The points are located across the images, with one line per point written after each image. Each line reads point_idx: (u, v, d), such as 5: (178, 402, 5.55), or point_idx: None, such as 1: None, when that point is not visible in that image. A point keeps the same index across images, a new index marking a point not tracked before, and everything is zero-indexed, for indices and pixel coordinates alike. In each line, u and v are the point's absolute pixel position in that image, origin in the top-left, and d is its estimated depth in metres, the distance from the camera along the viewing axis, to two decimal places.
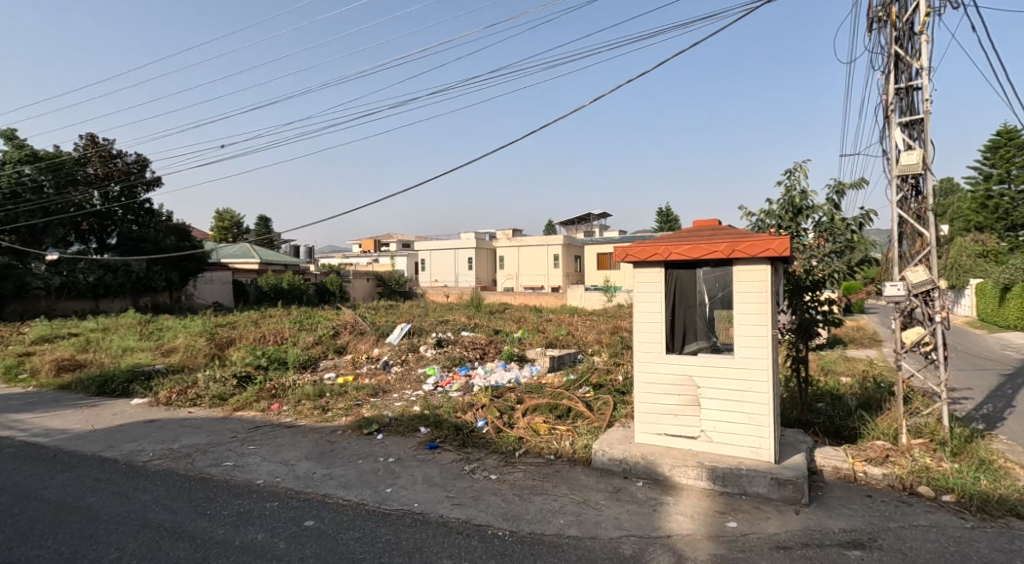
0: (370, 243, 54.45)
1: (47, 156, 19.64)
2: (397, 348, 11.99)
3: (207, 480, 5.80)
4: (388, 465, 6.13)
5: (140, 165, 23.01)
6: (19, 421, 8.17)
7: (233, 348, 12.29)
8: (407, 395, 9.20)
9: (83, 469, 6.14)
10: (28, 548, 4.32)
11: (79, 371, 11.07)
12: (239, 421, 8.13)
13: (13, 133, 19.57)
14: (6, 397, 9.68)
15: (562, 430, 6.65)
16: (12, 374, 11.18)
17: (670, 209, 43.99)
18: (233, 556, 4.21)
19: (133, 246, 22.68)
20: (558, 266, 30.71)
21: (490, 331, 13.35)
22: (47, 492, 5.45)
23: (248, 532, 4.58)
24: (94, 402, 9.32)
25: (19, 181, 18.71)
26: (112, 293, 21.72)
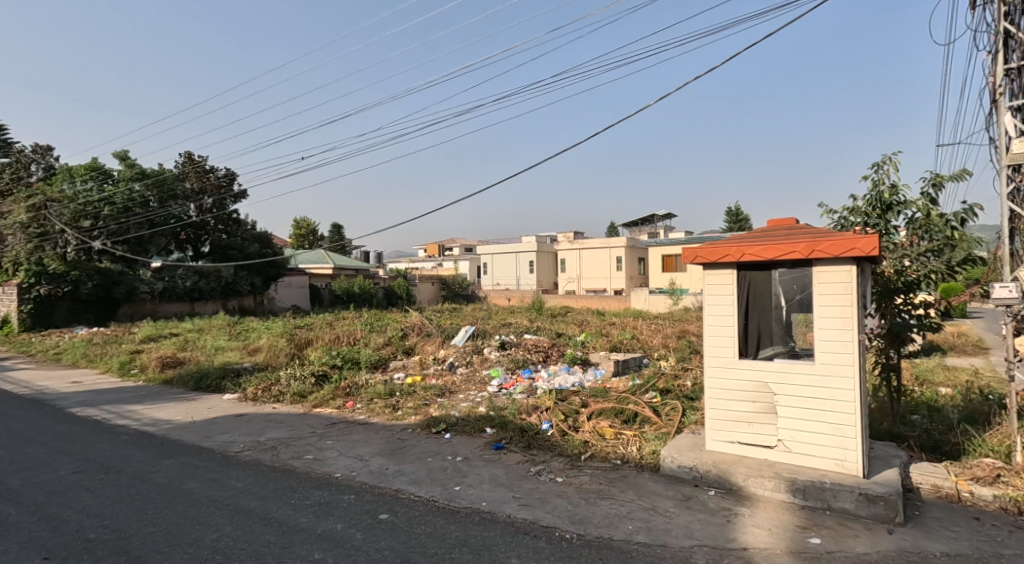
0: (433, 247, 55.70)
1: (153, 173, 21.45)
2: (462, 349, 12.20)
3: (290, 471, 6.10)
4: (456, 464, 6.24)
5: (230, 178, 24.48)
6: (131, 411, 8.89)
7: (311, 348, 12.85)
8: (473, 396, 9.35)
9: (184, 457, 6.60)
10: (142, 525, 4.69)
11: (180, 368, 11.89)
12: (317, 418, 8.50)
13: (126, 154, 21.50)
14: (117, 389, 10.55)
15: (629, 435, 6.58)
16: (125, 368, 12.18)
17: (740, 208, 42.37)
18: (315, 544, 4.40)
19: (223, 253, 24.15)
20: (621, 269, 30.31)
21: (553, 334, 13.35)
22: (154, 475, 5.89)
23: (328, 522, 4.78)
24: (190, 397, 9.99)
25: (131, 197, 20.47)
26: (205, 295, 23.14)
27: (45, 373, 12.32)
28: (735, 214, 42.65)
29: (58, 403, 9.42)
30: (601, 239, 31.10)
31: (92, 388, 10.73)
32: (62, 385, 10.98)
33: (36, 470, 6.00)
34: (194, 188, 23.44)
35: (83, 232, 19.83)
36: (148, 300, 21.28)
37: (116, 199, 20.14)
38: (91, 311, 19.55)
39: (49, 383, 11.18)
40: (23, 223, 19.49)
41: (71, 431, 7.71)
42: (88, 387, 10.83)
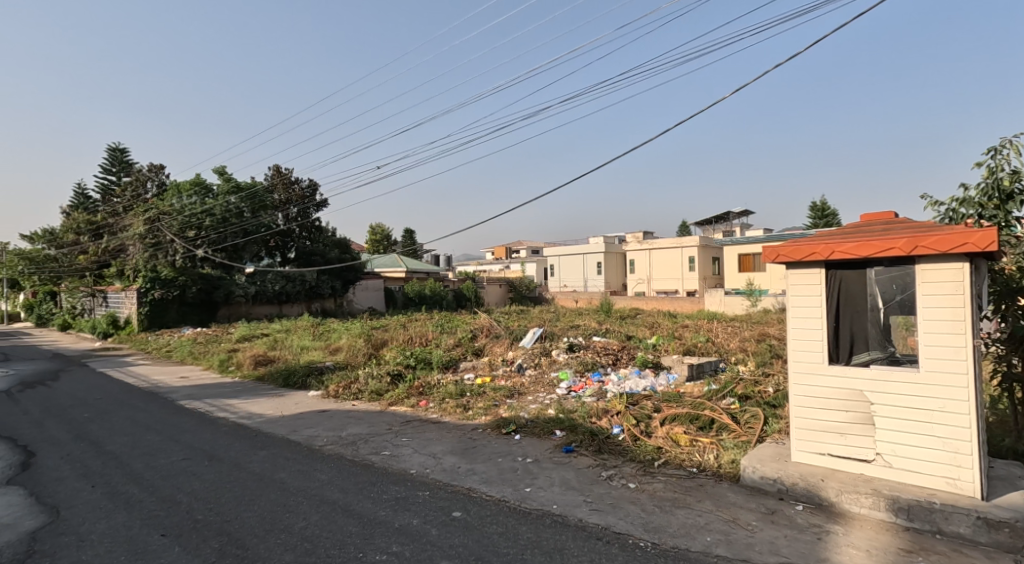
0: (501, 250, 56.15)
1: (246, 186, 22.91)
2: (531, 350, 12.15)
3: (368, 466, 6.25)
4: (527, 465, 6.18)
5: (313, 190, 25.70)
6: (229, 405, 9.44)
7: (387, 348, 13.20)
8: (542, 398, 9.28)
9: (274, 448, 6.92)
10: (242, 510, 5.02)
11: (271, 366, 12.54)
12: (392, 415, 8.70)
13: (223, 169, 23.06)
14: (217, 384, 11.27)
15: (705, 443, 6.30)
16: (223, 365, 13.00)
17: (824, 203, 40.02)
18: (393, 537, 4.48)
19: (307, 259, 25.17)
20: (693, 269, 29.36)
21: (623, 336, 13.06)
22: (248, 466, 6.22)
23: (404, 517, 4.85)
24: (280, 392, 10.52)
25: (228, 209, 21.94)
26: (291, 298, 24.26)
27: (158, 368, 13.36)
28: (819, 208, 40.13)
29: (169, 395, 10.17)
30: (672, 239, 30.23)
31: (197, 383, 11.52)
32: (172, 379, 11.87)
33: (152, 456, 6.55)
34: (281, 199, 24.91)
35: (189, 240, 21.48)
36: (243, 303, 22.53)
37: (215, 210, 21.65)
38: (195, 314, 21.01)
39: (161, 377, 12.12)
40: (141, 234, 21.68)
41: (178, 420, 8.29)
42: (192, 381, 11.64)
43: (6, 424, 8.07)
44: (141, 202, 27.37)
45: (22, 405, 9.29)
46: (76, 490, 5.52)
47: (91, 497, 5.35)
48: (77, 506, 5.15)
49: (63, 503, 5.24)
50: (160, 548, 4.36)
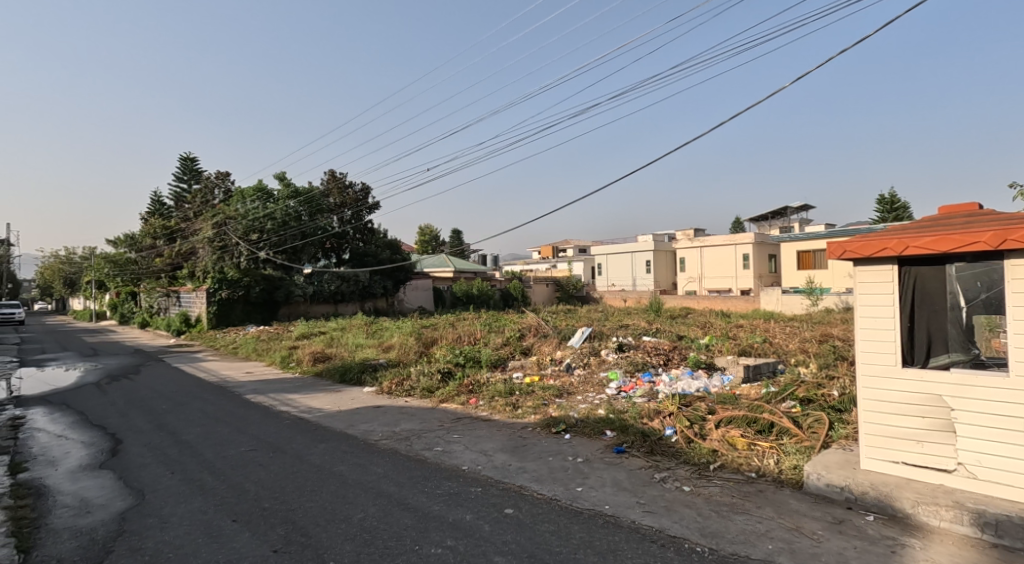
0: (547, 249, 56.08)
1: (304, 191, 24.00)
2: (579, 350, 12.05)
3: (423, 461, 6.30)
4: (577, 465, 6.11)
5: (365, 193, 26.04)
6: (290, 399, 9.77)
7: (437, 346, 13.35)
8: (591, 398, 9.18)
9: (334, 441, 7.08)
10: (304, 499, 5.15)
11: (329, 362, 12.90)
12: (443, 412, 8.77)
13: (283, 174, 24.25)
14: (279, 379, 11.69)
15: (764, 446, 6.08)
16: (284, 360, 13.48)
17: (894, 194, 37.92)
18: (446, 531, 4.51)
19: (359, 260, 25.69)
20: (747, 266, 28.48)
21: (674, 336, 12.76)
22: (310, 458, 6.40)
23: (458, 512, 4.88)
24: (336, 388, 10.78)
25: (288, 212, 23.06)
26: (346, 298, 24.82)
27: (226, 363, 13.99)
28: (888, 201, 38.04)
29: (236, 389, 10.60)
30: (724, 236, 29.46)
31: (261, 378, 11.98)
32: (238, 374, 12.39)
33: (223, 446, 6.82)
34: (335, 203, 25.29)
35: (253, 243, 22.61)
36: (302, 302, 23.18)
37: (276, 214, 22.81)
38: (258, 313, 21.84)
39: (229, 372, 12.69)
40: (210, 238, 23.09)
41: (246, 413, 8.62)
42: (257, 376, 12.12)
43: (92, 413, 8.59)
44: (209, 208, 28.80)
45: (108, 395, 9.89)
46: (157, 475, 5.81)
47: (171, 482, 5.62)
48: (159, 490, 5.42)
49: (147, 487, 5.52)
50: (233, 532, 4.52)
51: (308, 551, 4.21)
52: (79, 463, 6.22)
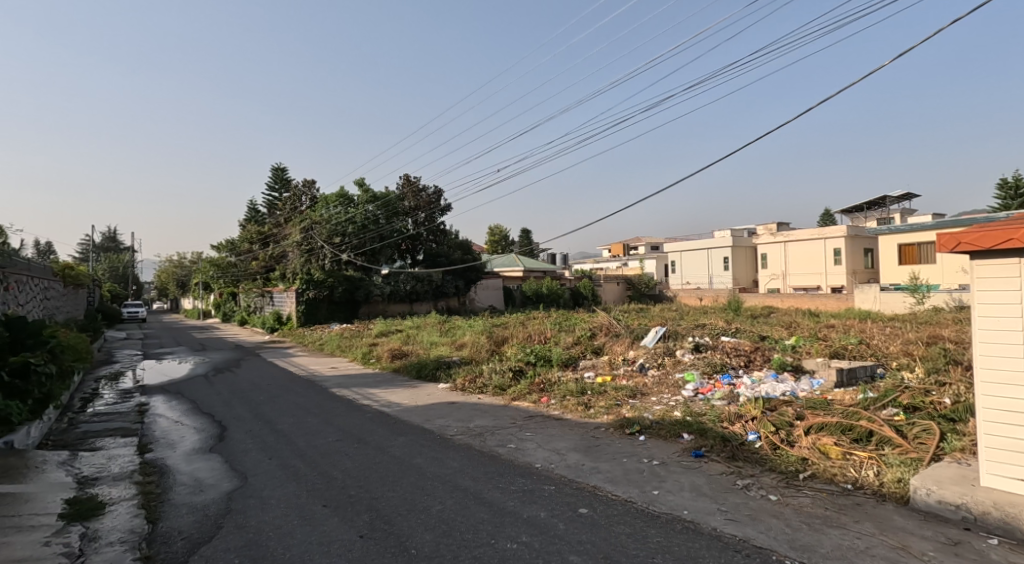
0: (618, 247, 55.21)
1: (381, 195, 24.88)
2: (653, 350, 11.69)
3: (496, 458, 6.28)
4: (653, 467, 5.90)
5: (438, 195, 26.53)
6: (370, 393, 10.07)
7: (508, 345, 13.37)
8: (667, 400, 8.89)
9: (412, 435, 7.20)
10: (386, 489, 5.25)
11: (407, 359, 13.20)
12: (516, 410, 8.74)
13: (362, 180, 25.29)
14: (360, 374, 12.11)
15: (862, 457, 5.62)
16: (365, 356, 13.98)
17: (1016, 179, 34.36)
18: (522, 526, 4.47)
19: (432, 260, 26.20)
20: (839, 262, 26.84)
21: (756, 336, 12.12)
22: (390, 449, 6.54)
23: (532, 509, 4.83)
24: (413, 384, 11.01)
25: (368, 216, 23.93)
26: (420, 296, 25.29)
27: (314, 358, 14.68)
28: (1011, 187, 34.61)
29: (322, 383, 11.06)
30: (812, 230, 27.87)
31: (344, 372, 12.47)
32: (324, 369, 12.96)
33: (312, 435, 7.10)
34: (410, 206, 25.78)
35: (337, 246, 23.76)
36: (380, 301, 23.93)
37: (356, 219, 23.70)
38: (341, 311, 22.77)
39: (315, 367, 13.30)
40: (298, 242, 24.54)
41: (331, 405, 8.96)
42: (341, 371, 12.63)
43: (201, 401, 9.20)
44: (296, 213, 30.40)
45: (213, 386, 10.62)
46: (258, 460, 6.13)
47: (269, 466, 5.91)
48: (260, 474, 5.71)
49: (249, 470, 5.83)
50: (323, 516, 4.68)
51: (391, 539, 4.28)
52: (192, 447, 6.66)
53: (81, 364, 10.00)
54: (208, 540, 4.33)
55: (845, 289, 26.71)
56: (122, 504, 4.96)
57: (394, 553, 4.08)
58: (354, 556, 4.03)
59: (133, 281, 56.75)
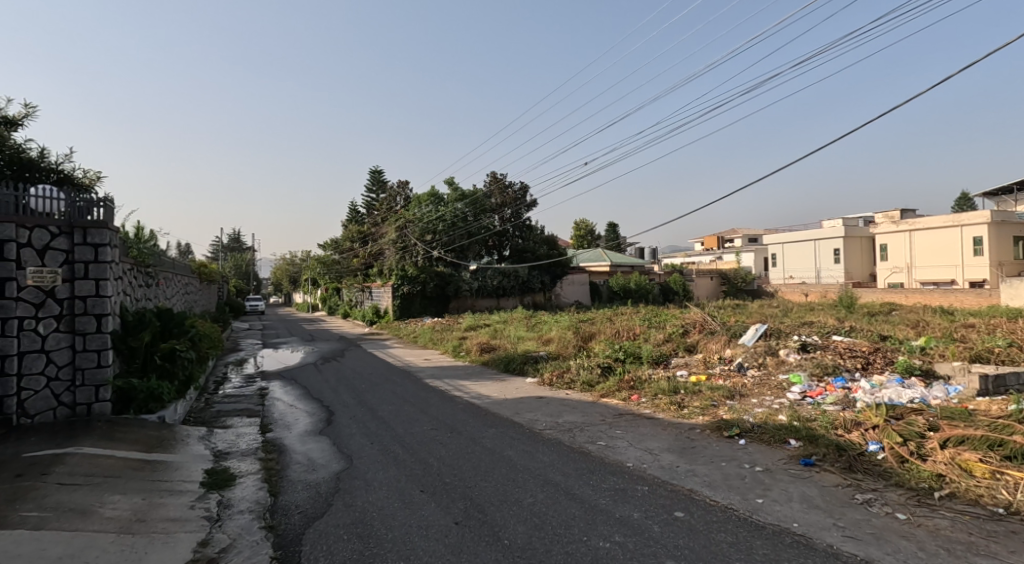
0: (711, 240, 52.91)
1: (469, 193, 25.32)
2: (753, 349, 10.90)
3: (586, 454, 6.05)
4: (756, 474, 5.44)
5: (523, 192, 26.31)
6: (460, 385, 10.16)
7: (596, 340, 13.04)
8: (770, 402, 8.26)
9: (502, 427, 7.12)
10: (479, 479, 5.17)
11: (495, 352, 13.24)
12: (605, 407, 8.45)
13: (451, 179, 25.87)
14: (452, 366, 12.31)
15: (1016, 477, 4.86)
16: (455, 348, 14.21)
17: None
18: (615, 526, 4.24)
19: (519, 256, 26.14)
20: (978, 253, 24.11)
21: (875, 336, 11.00)
22: (482, 440, 6.49)
23: (626, 508, 4.57)
24: (502, 377, 11.01)
25: (457, 214, 24.65)
26: (507, 291, 25.29)
27: (408, 350, 15.14)
28: None
29: (417, 374, 11.31)
30: (945, 217, 25.21)
31: (437, 364, 12.73)
32: (418, 360, 13.29)
33: (408, 423, 7.19)
34: (497, 203, 25.89)
35: (428, 243, 24.57)
36: (469, 296, 24.34)
37: (446, 217, 24.46)
38: (433, 306, 23.59)
39: (410, 358, 13.68)
40: (393, 240, 25.58)
41: (426, 395, 9.11)
42: (434, 363, 12.90)
43: (311, 388, 9.65)
44: (393, 213, 31.63)
45: (322, 373, 11.17)
46: (362, 444, 6.27)
47: (371, 451, 6.02)
48: (364, 457, 5.82)
49: (354, 453, 5.96)
50: (421, 501, 4.65)
51: (485, 528, 4.17)
52: (305, 429, 6.93)
53: (215, 352, 10.87)
54: (321, 515, 4.42)
55: (984, 282, 23.94)
56: (249, 477, 5.21)
57: (488, 542, 3.97)
58: (450, 542, 3.96)
59: (256, 278, 62.01)
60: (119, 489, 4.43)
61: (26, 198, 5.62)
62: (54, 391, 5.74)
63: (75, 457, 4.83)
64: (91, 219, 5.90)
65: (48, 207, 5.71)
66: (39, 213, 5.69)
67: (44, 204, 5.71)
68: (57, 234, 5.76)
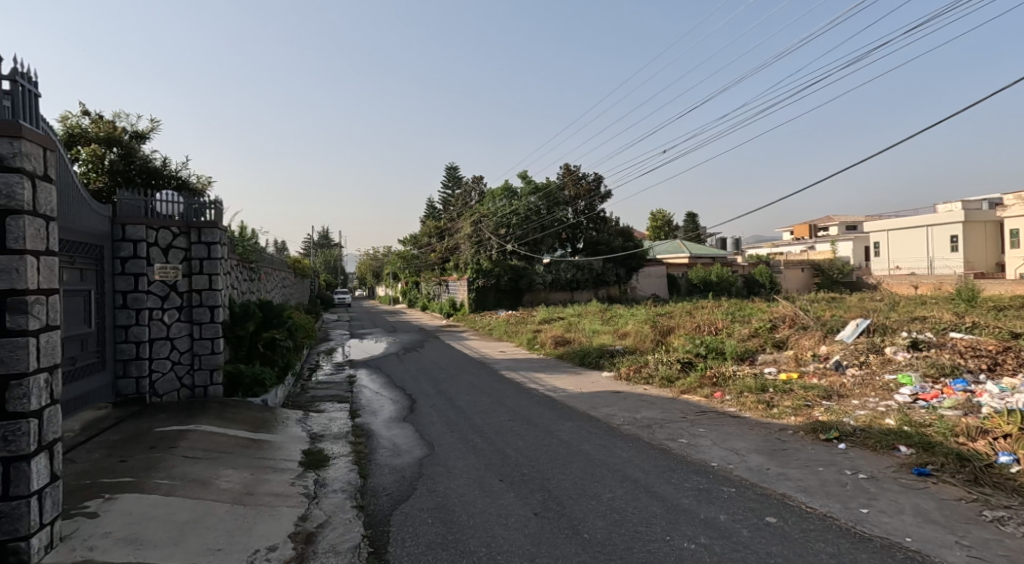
0: (803, 230, 49.83)
1: (543, 186, 25.13)
2: (853, 346, 10.01)
3: (667, 451, 5.69)
4: (859, 481, 4.89)
5: (598, 183, 25.79)
6: (535, 377, 9.99)
7: (675, 335, 12.46)
8: (873, 404, 7.51)
9: (578, 421, 6.86)
10: (557, 471, 4.96)
11: (570, 345, 12.98)
12: (685, 404, 7.99)
13: (525, 173, 25.79)
14: (527, 359, 12.16)
15: None
16: (530, 341, 14.07)
17: None
18: (698, 527, 3.89)
19: (593, 249, 25.46)
20: None
21: (1001, 334, 9.79)
22: (559, 433, 6.26)
23: (710, 510, 4.20)
24: (577, 371, 10.74)
25: (530, 207, 24.49)
26: (582, 284, 24.86)
27: (484, 342, 15.18)
28: None
29: (493, 366, 11.26)
30: None
31: (512, 356, 12.64)
32: (494, 352, 13.26)
33: (486, 414, 7.07)
34: (570, 196, 25.45)
35: (503, 237, 24.61)
36: (543, 289, 24.15)
37: (519, 210, 24.41)
38: (507, 299, 23.71)
39: (486, 350, 13.67)
40: (469, 234, 25.85)
41: (501, 387, 8.99)
42: (509, 355, 12.80)
43: (394, 376, 9.79)
44: (470, 207, 32.00)
45: (404, 363, 11.35)
46: (443, 432, 6.22)
47: (451, 439, 5.95)
48: (445, 445, 5.76)
49: (436, 440, 5.91)
50: (500, 491, 4.49)
51: (563, 521, 3.94)
52: (390, 415, 6.98)
53: (309, 341, 11.29)
54: (407, 498, 4.37)
55: None
56: (341, 459, 5.25)
57: (567, 535, 3.74)
58: (530, 532, 3.77)
59: (345, 272, 65.07)
60: (232, 464, 4.55)
61: (152, 201, 5.93)
62: (177, 373, 6.05)
63: (196, 433, 5.04)
64: (204, 219, 6.18)
65: (169, 210, 6.04)
66: (163, 215, 5.99)
67: (166, 207, 6.03)
68: (177, 234, 6.04)
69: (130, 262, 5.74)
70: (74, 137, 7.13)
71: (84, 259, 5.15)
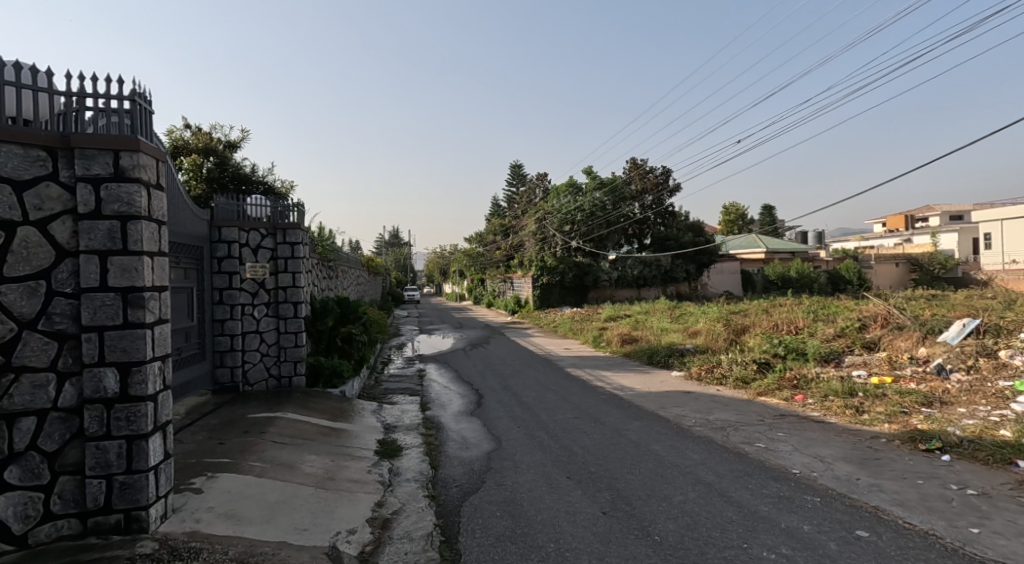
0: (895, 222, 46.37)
1: (608, 181, 24.43)
2: (958, 349, 8.98)
3: (743, 455, 5.21)
4: (967, 498, 4.24)
5: (665, 176, 24.56)
6: (602, 375, 9.61)
7: (751, 334, 11.68)
8: (982, 413, 6.64)
9: (647, 420, 6.45)
10: (624, 471, 4.61)
11: (637, 343, 12.47)
12: (763, 406, 7.39)
13: (590, 167, 25.21)
14: (593, 357, 11.77)
15: None
16: (596, 338, 13.65)
17: None
18: (778, 536, 3.44)
19: (661, 244, 24.57)
20: None
21: None
22: (628, 432, 5.88)
23: (792, 519, 3.73)
24: (644, 369, 10.27)
25: (595, 203, 23.79)
26: (649, 281, 24.06)
27: (549, 339, 14.89)
28: None
29: (558, 363, 10.96)
30: None
31: (577, 353, 12.28)
32: (558, 349, 12.95)
33: (552, 411, 6.78)
34: (637, 190, 24.26)
35: (567, 234, 24.21)
36: (608, 286, 23.58)
37: (584, 206, 23.78)
38: (572, 296, 23.46)
39: (550, 347, 13.39)
40: (533, 231, 25.62)
41: (567, 384, 8.68)
42: (574, 352, 12.45)
43: (460, 371, 9.68)
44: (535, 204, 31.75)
45: (471, 358, 11.25)
46: (510, 427, 5.98)
47: (518, 434, 5.70)
48: (513, 439, 5.52)
49: (503, 435, 5.69)
50: (568, 488, 4.19)
51: (632, 521, 3.61)
52: (458, 409, 6.83)
53: (381, 336, 11.39)
54: (477, 490, 4.15)
55: None
56: (414, 449, 5.12)
57: (636, 535, 3.40)
58: (599, 531, 3.45)
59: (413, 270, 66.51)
60: (314, 450, 4.49)
61: (244, 205, 5.99)
62: (266, 364, 6.12)
63: (282, 420, 5.04)
64: (288, 220, 6.20)
65: (258, 213, 6.08)
66: (253, 218, 6.06)
67: (256, 210, 6.08)
68: (265, 235, 6.10)
69: (226, 261, 5.85)
70: (178, 148, 7.50)
71: (188, 259, 5.28)
